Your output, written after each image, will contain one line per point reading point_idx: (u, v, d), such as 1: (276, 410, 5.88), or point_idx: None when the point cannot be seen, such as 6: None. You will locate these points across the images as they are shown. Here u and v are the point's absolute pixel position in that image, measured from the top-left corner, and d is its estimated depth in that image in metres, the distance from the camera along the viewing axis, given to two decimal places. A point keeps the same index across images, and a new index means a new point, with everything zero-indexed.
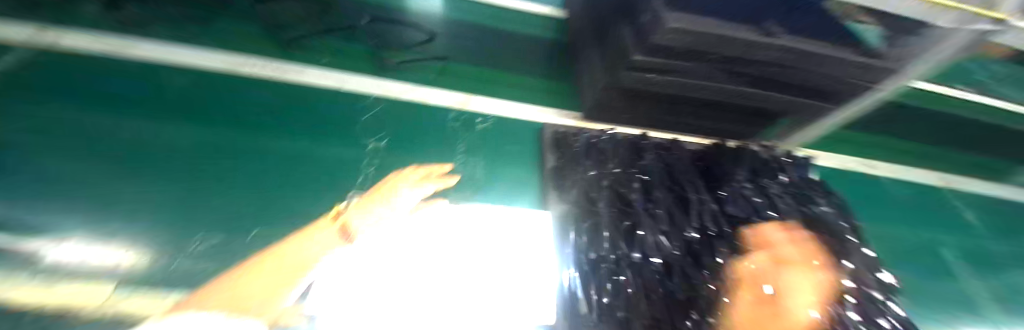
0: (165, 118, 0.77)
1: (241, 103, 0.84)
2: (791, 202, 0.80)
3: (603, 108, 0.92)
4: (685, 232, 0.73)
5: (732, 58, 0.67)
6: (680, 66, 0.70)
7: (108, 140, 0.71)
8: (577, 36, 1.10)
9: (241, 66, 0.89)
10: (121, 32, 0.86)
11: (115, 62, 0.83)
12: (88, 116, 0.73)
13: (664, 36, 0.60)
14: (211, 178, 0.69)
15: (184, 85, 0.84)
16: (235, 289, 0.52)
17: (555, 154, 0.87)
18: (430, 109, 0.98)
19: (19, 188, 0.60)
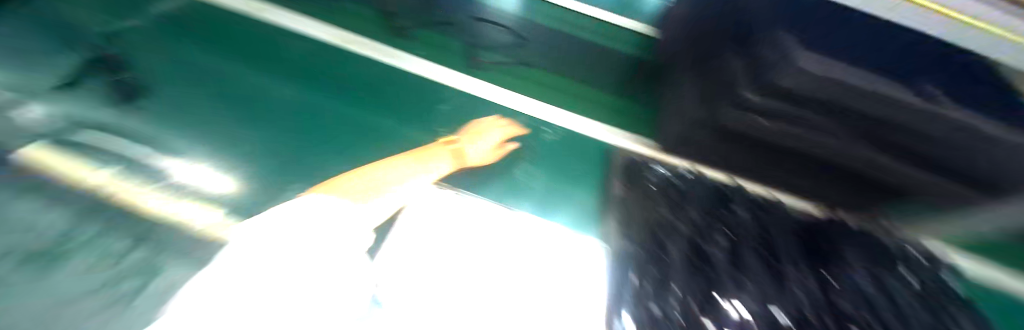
0: (299, 83, 0.99)
1: (349, 78, 1.01)
2: (938, 317, 0.57)
3: (687, 143, 0.85)
4: (773, 309, 0.55)
5: (870, 118, 0.57)
6: (799, 114, 0.62)
7: (257, 101, 0.93)
8: (661, 57, 0.99)
9: (349, 42, 1.06)
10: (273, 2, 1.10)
11: (265, 26, 1.06)
12: (248, 78, 0.97)
13: (793, 79, 0.56)
14: (322, 138, 0.88)
15: (309, 54, 1.04)
16: (362, 179, 0.73)
17: (624, 183, 0.84)
18: (501, 110, 0.99)
19: (209, 117, 0.87)
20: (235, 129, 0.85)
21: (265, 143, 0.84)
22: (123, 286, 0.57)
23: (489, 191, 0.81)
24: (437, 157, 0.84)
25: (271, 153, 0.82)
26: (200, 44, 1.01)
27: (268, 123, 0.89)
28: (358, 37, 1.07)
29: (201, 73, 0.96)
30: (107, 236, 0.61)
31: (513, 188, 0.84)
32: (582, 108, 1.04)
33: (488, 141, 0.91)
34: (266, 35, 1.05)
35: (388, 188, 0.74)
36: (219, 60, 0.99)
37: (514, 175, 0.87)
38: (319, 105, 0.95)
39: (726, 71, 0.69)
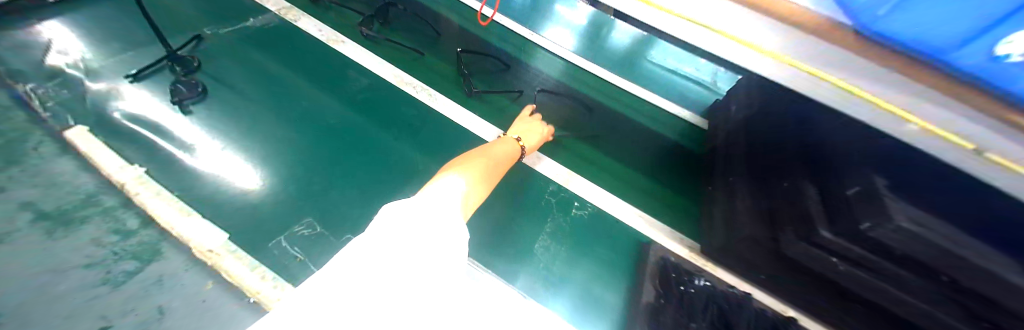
0: (347, 108, 1.03)
1: (393, 113, 1.04)
2: None
3: (733, 256, 0.76)
4: None
5: (965, 286, 0.49)
6: (875, 261, 0.55)
7: (306, 122, 0.98)
8: (717, 153, 0.97)
9: (404, 83, 1.10)
10: (353, 35, 1.20)
11: (338, 55, 1.14)
12: (307, 99, 1.02)
13: (877, 229, 0.50)
14: (356, 169, 0.91)
15: (365, 85, 1.09)
16: (465, 158, 0.68)
17: (656, 290, 0.74)
18: (533, 175, 0.94)
19: (262, 129, 0.93)
20: (273, 149, 0.90)
21: (296, 170, 0.88)
22: (119, 266, 0.64)
23: (498, 266, 0.78)
24: (505, 145, 0.80)
25: (297, 181, 0.87)
26: (274, 61, 1.09)
27: (310, 145, 0.93)
28: (416, 81, 1.11)
29: (266, 87, 1.02)
30: (125, 210, 0.73)
31: (526, 264, 0.79)
32: (621, 191, 0.96)
33: (538, 132, 0.92)
34: (335, 62, 1.12)
35: (484, 164, 0.67)
36: (286, 77, 1.06)
37: (529, 250, 0.81)
38: (358, 139, 0.97)
39: (793, 194, 0.65)
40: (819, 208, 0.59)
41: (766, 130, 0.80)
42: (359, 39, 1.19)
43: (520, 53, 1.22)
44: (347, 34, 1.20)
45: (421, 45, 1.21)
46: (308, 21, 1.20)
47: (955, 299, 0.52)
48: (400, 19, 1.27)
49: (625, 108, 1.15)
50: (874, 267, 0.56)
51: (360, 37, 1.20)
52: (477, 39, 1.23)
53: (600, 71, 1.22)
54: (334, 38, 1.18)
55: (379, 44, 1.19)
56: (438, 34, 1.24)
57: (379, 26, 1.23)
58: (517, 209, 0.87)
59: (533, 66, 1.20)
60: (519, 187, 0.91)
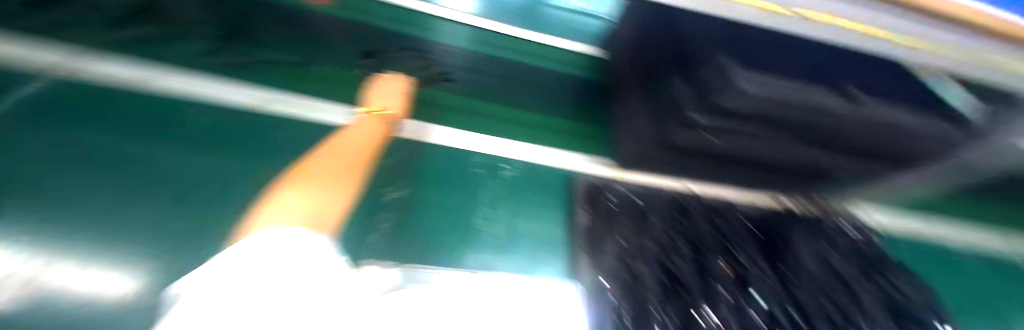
0: (185, 152, 0.72)
1: (265, 141, 0.78)
2: (874, 288, 0.64)
3: (644, 160, 0.85)
4: (743, 311, 0.58)
5: (797, 122, 0.62)
6: (737, 126, 0.65)
7: (117, 196, 0.63)
8: (617, 75, 1.03)
9: (258, 106, 0.84)
10: (166, 51, 0.86)
11: (154, 91, 0.79)
12: (119, 152, 0.69)
13: (733, 97, 0.58)
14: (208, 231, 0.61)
15: (208, 123, 0.78)
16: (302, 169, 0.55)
17: (587, 209, 0.79)
18: (452, 153, 0.89)
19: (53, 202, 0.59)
20: (89, 226, 0.56)
21: (145, 243, 0.57)
22: None
23: (447, 259, 0.68)
24: (363, 125, 0.74)
25: (151, 256, 0.55)
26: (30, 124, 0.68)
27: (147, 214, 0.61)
28: (282, 97, 0.87)
29: (30, 163, 0.63)
30: None
31: (469, 240, 0.72)
32: (547, 140, 1.00)
33: (394, 93, 0.86)
34: (146, 99, 0.78)
35: (329, 162, 0.57)
36: (77, 139, 0.69)
37: (472, 229, 0.75)
38: (217, 184, 0.68)
39: (669, 91, 0.72)
40: (688, 95, 0.66)
41: (646, 39, 0.85)
42: (190, 59, 0.86)
43: (413, 26, 1.11)
44: (167, 58, 0.85)
45: (300, 55, 0.98)
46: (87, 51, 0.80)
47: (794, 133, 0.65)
48: (247, 22, 0.98)
49: (529, 58, 1.17)
50: (739, 130, 0.65)
51: (191, 58, 0.87)
52: (358, 21, 1.05)
53: (501, 27, 1.18)
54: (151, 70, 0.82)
55: (226, 64, 0.88)
56: (315, 34, 1.01)
57: (226, 41, 0.92)
58: (446, 191, 0.81)
59: (439, 40, 1.11)
60: (439, 168, 0.84)
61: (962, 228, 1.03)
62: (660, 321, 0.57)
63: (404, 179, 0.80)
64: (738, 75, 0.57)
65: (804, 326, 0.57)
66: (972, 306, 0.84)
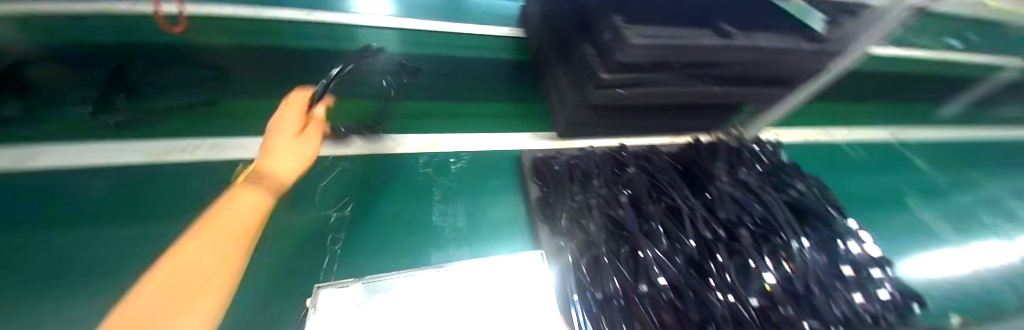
0: (79, 227, 0.64)
1: (183, 190, 0.73)
2: (773, 193, 0.78)
3: (578, 125, 0.92)
4: (683, 242, 0.67)
5: (692, 64, 0.69)
6: (645, 79, 0.71)
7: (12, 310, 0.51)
8: (539, 53, 1.11)
9: (168, 154, 0.78)
10: (53, 122, 0.78)
11: (47, 174, 0.70)
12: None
13: (629, 53, 0.63)
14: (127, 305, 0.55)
15: (102, 191, 0.70)
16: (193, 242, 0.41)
17: (537, 182, 0.84)
18: (397, 158, 0.89)
19: None
20: None
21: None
22: None
23: (406, 261, 0.69)
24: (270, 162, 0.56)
25: None
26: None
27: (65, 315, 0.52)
28: (201, 140, 0.82)
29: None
30: None
31: (429, 239, 0.73)
32: (490, 125, 1.03)
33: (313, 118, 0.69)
34: (36, 188, 0.68)
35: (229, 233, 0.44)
36: None
37: (431, 227, 0.76)
38: (145, 259, 0.61)
39: (581, 58, 0.76)
40: (597, 60, 0.71)
41: (557, 17, 0.91)
42: (94, 129, 0.79)
43: (336, 41, 1.13)
44: (65, 132, 0.77)
45: (211, 98, 0.92)
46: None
47: (693, 74, 0.73)
48: (151, 80, 0.92)
49: (457, 49, 1.22)
50: (649, 81, 0.72)
51: (82, 123, 0.79)
52: (280, 46, 1.07)
53: (425, 24, 1.24)
54: (41, 150, 0.73)
55: (120, 122, 0.80)
56: (225, 72, 0.99)
57: (129, 102, 0.85)
58: (397, 195, 0.81)
59: (364, 47, 1.14)
60: (385, 176, 0.85)
61: (814, 130, 1.33)
62: (613, 267, 0.64)
63: (350, 195, 0.79)
64: (631, 32, 0.61)
65: (726, 238, 0.69)
66: (848, 188, 1.14)
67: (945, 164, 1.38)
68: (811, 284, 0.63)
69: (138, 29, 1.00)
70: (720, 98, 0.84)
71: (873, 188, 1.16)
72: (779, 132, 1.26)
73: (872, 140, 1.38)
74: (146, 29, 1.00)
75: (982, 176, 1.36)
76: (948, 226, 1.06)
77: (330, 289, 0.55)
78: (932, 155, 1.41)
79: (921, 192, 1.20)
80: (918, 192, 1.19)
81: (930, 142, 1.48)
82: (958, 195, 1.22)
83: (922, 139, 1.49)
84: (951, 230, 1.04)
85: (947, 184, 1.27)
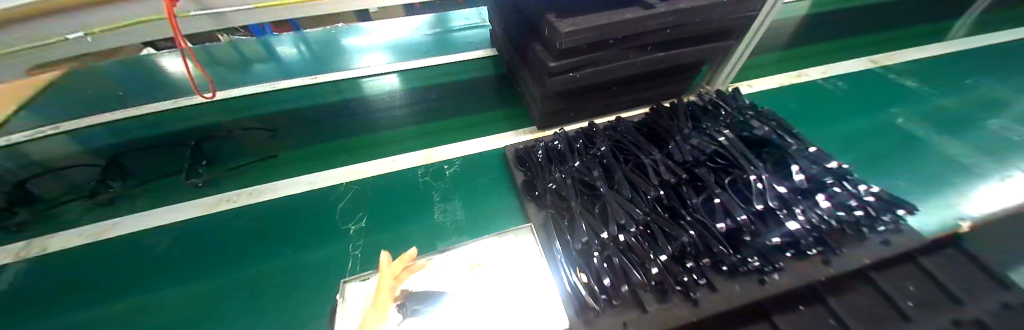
0: (158, 281, 0.81)
1: (228, 233, 0.89)
2: (735, 133, 0.84)
3: (550, 114, 1.02)
4: (651, 193, 0.74)
5: (624, 37, 0.78)
6: (589, 58, 0.81)
7: None
8: (508, 61, 1.24)
9: (219, 205, 0.95)
10: (128, 198, 0.98)
11: (134, 238, 0.90)
12: (120, 309, 0.77)
13: (561, 41, 0.72)
14: (210, 324, 0.73)
15: (172, 244, 0.88)
16: None
17: (521, 169, 0.94)
18: (398, 174, 1.02)
19: None
20: None
21: None
22: None
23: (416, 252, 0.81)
24: None
25: None
26: (42, 313, 0.77)
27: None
28: (239, 189, 0.99)
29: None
30: None
31: (434, 233, 0.85)
32: (477, 132, 1.15)
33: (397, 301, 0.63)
34: (131, 249, 0.88)
35: None
36: (78, 306, 0.78)
37: (435, 223, 0.87)
38: (212, 294, 0.78)
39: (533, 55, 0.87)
40: (543, 54, 0.82)
41: (513, 27, 1.04)
42: (178, 196, 0.99)
43: (338, 93, 1.32)
44: (156, 202, 0.97)
45: (243, 153, 1.09)
46: (71, 233, 0.91)
47: (631, 46, 0.82)
48: (220, 149, 1.11)
49: (441, 78, 1.38)
50: (592, 61, 0.82)
51: (185, 187, 1.01)
52: (294, 105, 1.26)
53: (410, 64, 1.43)
54: (126, 223, 0.92)
55: (183, 189, 1.00)
56: (250, 132, 1.17)
57: (208, 168, 1.04)
58: (401, 205, 0.92)
59: (362, 92, 1.32)
60: (389, 190, 0.97)
61: (790, 74, 1.37)
62: (589, 225, 0.71)
63: (362, 211, 0.92)
64: (559, 24, 0.72)
65: (690, 181, 0.76)
66: (833, 125, 1.17)
67: (938, 79, 1.36)
68: (772, 205, 0.69)
69: (182, 118, 1.22)
70: (668, 62, 0.91)
71: (858, 120, 1.18)
72: (753, 85, 1.32)
73: (854, 71, 1.39)
74: (188, 116, 1.22)
75: (978, 84, 1.34)
76: (939, 146, 1.09)
77: (355, 283, 0.67)
78: (929, 75, 1.38)
79: (916, 116, 1.20)
80: (911, 118, 1.20)
81: (925, 60, 1.46)
82: (955, 113, 1.21)
83: (915, 59, 1.46)
84: (937, 154, 1.06)
85: (943, 102, 1.26)
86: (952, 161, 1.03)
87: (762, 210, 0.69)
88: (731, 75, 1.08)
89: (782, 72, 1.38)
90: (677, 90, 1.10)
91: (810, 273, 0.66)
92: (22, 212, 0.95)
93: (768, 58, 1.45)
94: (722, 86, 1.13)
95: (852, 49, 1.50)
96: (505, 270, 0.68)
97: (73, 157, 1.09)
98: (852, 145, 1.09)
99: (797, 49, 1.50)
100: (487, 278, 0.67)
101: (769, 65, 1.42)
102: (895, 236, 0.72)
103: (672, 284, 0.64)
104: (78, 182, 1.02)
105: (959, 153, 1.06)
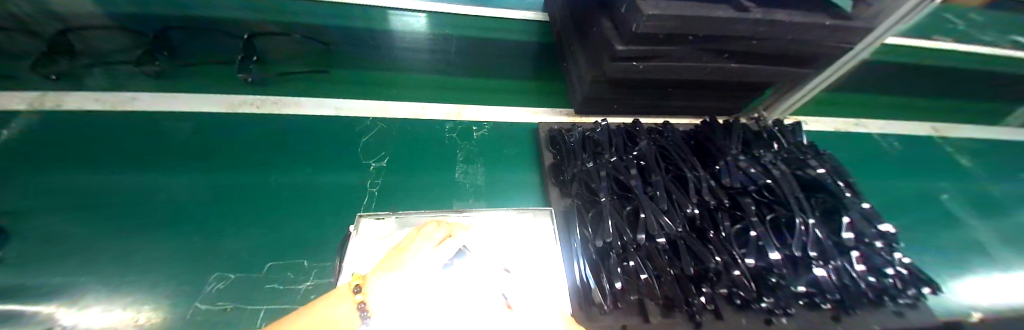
0: (167, 168, 0.79)
1: (244, 140, 0.86)
2: (786, 168, 0.80)
3: (595, 101, 0.96)
4: (685, 209, 0.71)
5: (706, 36, 0.71)
6: (661, 50, 0.74)
7: (136, 225, 0.70)
8: (561, 33, 1.15)
9: (241, 106, 0.92)
10: (146, 76, 0.94)
11: (149, 118, 0.87)
12: (128, 185, 0.75)
13: (641, 23, 0.65)
14: (213, 223, 0.71)
15: (186, 134, 0.85)
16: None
17: (551, 151, 0.89)
18: (424, 122, 0.98)
19: (85, 227, 0.68)
20: (125, 245, 0.66)
21: (164, 274, 0.63)
22: None
23: (431, 207, 0.79)
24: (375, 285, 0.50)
25: (176, 272, 0.64)
26: (51, 168, 0.76)
27: (170, 235, 0.69)
28: (260, 96, 0.95)
29: (56, 208, 0.70)
30: None
31: (453, 192, 0.82)
32: (511, 100, 1.10)
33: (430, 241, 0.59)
34: (143, 128, 0.85)
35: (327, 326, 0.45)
36: (84, 173, 0.76)
37: (455, 182, 0.85)
38: (219, 194, 0.76)
39: (600, 32, 0.80)
40: (613, 33, 0.75)
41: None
42: (197, 86, 0.95)
43: (370, 21, 1.21)
44: (177, 87, 0.94)
45: (264, 61, 1.03)
46: (86, 95, 0.89)
47: (707, 48, 0.75)
48: (262, 49, 1.06)
49: (483, 32, 1.28)
50: (663, 54, 0.75)
51: (228, 81, 0.97)
52: (315, 23, 1.14)
53: (445, 7, 1.28)
54: (144, 99, 0.90)
55: (201, 83, 0.95)
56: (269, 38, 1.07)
57: (260, 65, 1.01)
58: (422, 155, 0.89)
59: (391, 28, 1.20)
60: (413, 137, 0.93)
61: (845, 119, 1.29)
62: (615, 225, 0.69)
63: (383, 151, 0.88)
64: (644, 2, 0.64)
65: (727, 207, 0.73)
66: (875, 184, 1.12)
67: (994, 163, 1.29)
68: (807, 253, 0.66)
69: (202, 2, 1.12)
70: (738, 76, 0.84)
71: (902, 186, 1.13)
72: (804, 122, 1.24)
73: (909, 134, 1.32)
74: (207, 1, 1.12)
75: None
76: (977, 231, 1.04)
77: (368, 219, 0.67)
78: (987, 158, 1.30)
79: (961, 195, 1.15)
80: (956, 195, 1.14)
81: (986, 142, 1.37)
82: (1005, 202, 1.15)
83: (975, 137, 1.38)
84: (973, 238, 1.01)
85: (994, 189, 1.19)
86: (987, 248, 0.99)
87: (796, 255, 0.66)
88: (796, 105, 1.02)
89: (837, 116, 1.30)
90: (730, 109, 1.04)
91: (818, 325, 0.65)
92: (41, 61, 0.92)
93: (827, 98, 1.35)
94: (777, 116, 1.07)
95: (915, 111, 1.41)
96: (522, 248, 0.65)
97: (87, 14, 1.02)
98: (889, 209, 1.05)
99: (861, 95, 1.39)
100: (501, 250, 0.65)
101: (827, 105, 1.33)
102: (913, 311, 0.70)
103: (683, 303, 0.63)
104: (98, 47, 0.98)
105: (996, 242, 1.02)
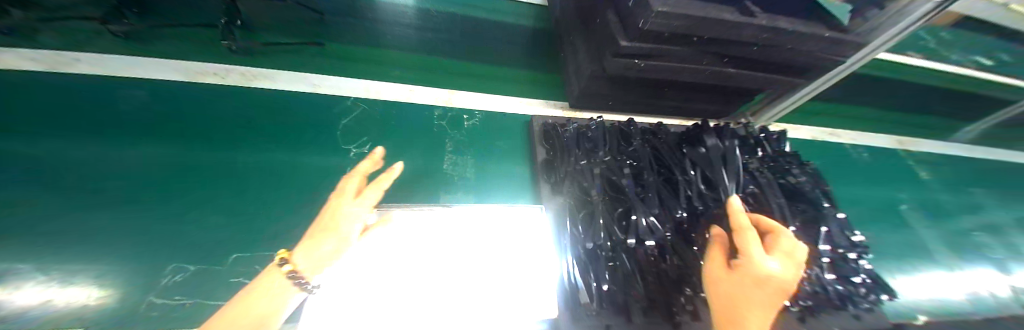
0: (118, 141, 0.71)
1: (208, 114, 0.78)
2: (770, 176, 0.82)
3: (591, 96, 0.93)
4: (674, 213, 0.72)
5: (711, 38, 0.69)
6: (664, 50, 0.72)
7: (81, 206, 0.62)
8: (559, 23, 1.11)
9: (206, 77, 0.83)
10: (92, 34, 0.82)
11: (97, 84, 0.77)
12: (70, 158, 0.66)
13: (649, 19, 0.63)
14: (174, 207, 0.65)
15: (141, 105, 0.76)
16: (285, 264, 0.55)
17: (544, 146, 0.86)
18: (411, 107, 0.92)
19: (15, 204, 0.59)
20: (68, 226, 0.59)
21: (117, 262, 0.57)
22: None
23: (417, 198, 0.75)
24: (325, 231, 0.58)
25: (131, 260, 0.57)
26: None
27: (121, 218, 0.62)
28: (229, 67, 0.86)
29: None
30: None
31: (441, 183, 0.79)
32: (505, 89, 1.06)
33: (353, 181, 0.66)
34: (89, 94, 0.75)
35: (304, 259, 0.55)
36: (12, 141, 0.66)
37: (442, 173, 0.81)
38: (180, 174, 0.69)
39: (603, 26, 0.77)
40: (617, 28, 0.72)
41: None
42: (156, 51, 0.84)
43: None
44: (134, 50, 0.83)
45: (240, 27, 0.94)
46: (25, 53, 0.76)
47: (710, 50, 0.74)
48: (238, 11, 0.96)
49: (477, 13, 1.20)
50: (665, 54, 0.74)
51: (192, 47, 0.87)
52: None
53: None
54: (93, 61, 0.79)
55: (163, 48, 0.85)
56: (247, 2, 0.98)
57: (244, 32, 0.93)
58: (408, 143, 0.85)
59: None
60: (399, 122, 0.88)
61: (823, 129, 1.34)
62: (606, 226, 0.68)
63: (366, 136, 0.83)
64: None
65: None
66: (845, 191, 1.17)
67: (948, 177, 1.38)
68: None
69: None
70: (735, 81, 0.84)
71: (868, 194, 1.19)
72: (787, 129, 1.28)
73: (878, 146, 1.39)
74: None
75: (981, 191, 1.36)
76: (930, 236, 1.12)
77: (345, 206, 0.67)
78: (942, 172, 1.40)
79: (918, 205, 1.23)
80: (913, 205, 1.22)
81: (944, 156, 1.47)
82: (955, 212, 1.24)
83: (935, 152, 1.47)
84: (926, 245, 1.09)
85: (947, 200, 1.28)
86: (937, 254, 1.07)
87: None
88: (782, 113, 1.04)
89: (816, 125, 1.35)
90: (721, 114, 1.05)
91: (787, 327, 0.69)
92: None
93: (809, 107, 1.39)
94: (763, 123, 1.09)
95: (886, 123, 1.48)
96: (513, 246, 0.64)
97: None
98: (854, 215, 1.11)
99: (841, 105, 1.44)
100: (490, 247, 0.63)
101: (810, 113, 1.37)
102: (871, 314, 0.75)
103: (665, 305, 0.64)
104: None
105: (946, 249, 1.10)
